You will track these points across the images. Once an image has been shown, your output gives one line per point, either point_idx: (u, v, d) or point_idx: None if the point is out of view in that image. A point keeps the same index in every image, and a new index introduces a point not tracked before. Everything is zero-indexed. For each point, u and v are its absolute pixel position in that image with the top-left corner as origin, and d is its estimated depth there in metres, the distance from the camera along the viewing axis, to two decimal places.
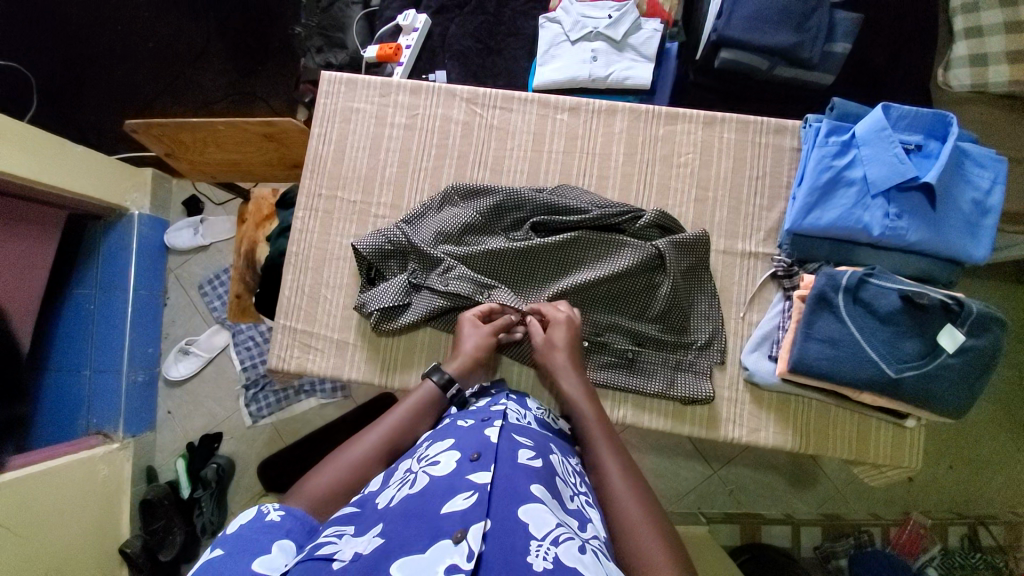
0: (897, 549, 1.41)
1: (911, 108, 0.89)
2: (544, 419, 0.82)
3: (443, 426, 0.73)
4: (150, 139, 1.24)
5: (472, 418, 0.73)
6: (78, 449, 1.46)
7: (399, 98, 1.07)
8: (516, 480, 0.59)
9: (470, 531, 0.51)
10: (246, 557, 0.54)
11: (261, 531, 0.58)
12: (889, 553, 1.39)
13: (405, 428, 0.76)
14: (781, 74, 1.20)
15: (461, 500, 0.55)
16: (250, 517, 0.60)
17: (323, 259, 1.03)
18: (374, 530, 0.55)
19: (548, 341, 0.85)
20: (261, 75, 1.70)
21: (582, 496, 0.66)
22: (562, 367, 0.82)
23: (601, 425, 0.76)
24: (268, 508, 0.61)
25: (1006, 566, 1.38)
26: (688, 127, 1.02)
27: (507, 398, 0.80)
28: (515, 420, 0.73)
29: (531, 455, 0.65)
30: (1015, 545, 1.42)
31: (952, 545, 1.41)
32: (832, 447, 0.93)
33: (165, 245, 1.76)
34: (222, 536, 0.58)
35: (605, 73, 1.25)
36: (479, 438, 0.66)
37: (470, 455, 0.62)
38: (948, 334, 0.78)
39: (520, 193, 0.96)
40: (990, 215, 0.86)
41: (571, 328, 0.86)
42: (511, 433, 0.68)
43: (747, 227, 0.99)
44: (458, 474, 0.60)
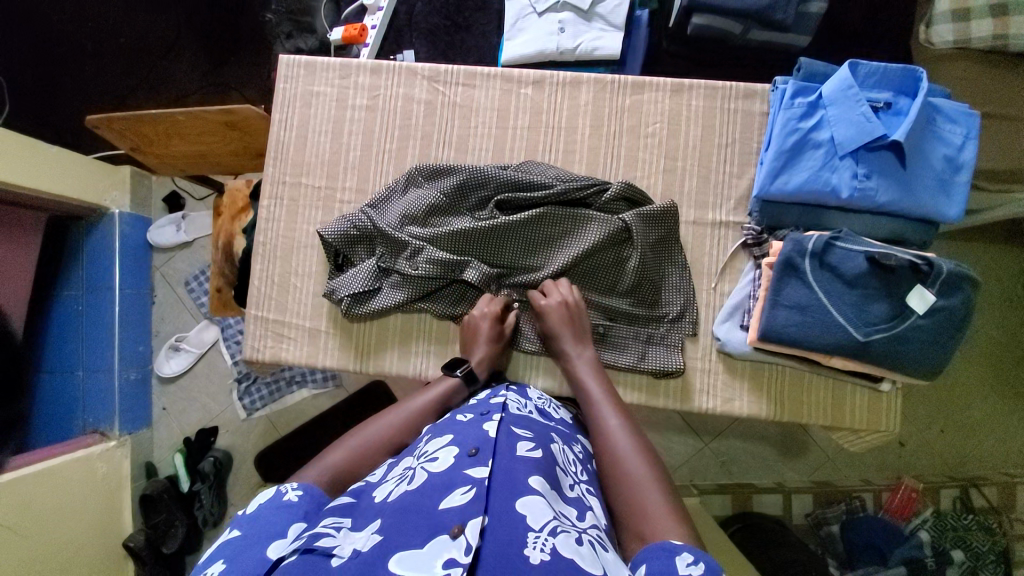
0: (891, 515, 1.40)
1: (880, 64, 0.86)
2: (544, 408, 0.81)
3: (442, 421, 0.72)
4: (114, 135, 1.23)
5: (471, 412, 0.73)
6: (75, 448, 1.47)
7: (360, 80, 1.05)
8: (516, 472, 0.59)
9: (468, 525, 0.52)
10: (262, 542, 0.56)
11: (278, 513, 0.59)
12: (881, 517, 1.40)
13: (416, 422, 0.76)
14: (756, 38, 1.16)
15: (459, 495, 0.55)
16: (269, 497, 0.61)
17: (290, 247, 1.02)
18: (372, 527, 0.54)
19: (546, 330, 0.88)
20: (231, 65, 1.66)
21: (583, 484, 0.66)
22: (570, 346, 0.85)
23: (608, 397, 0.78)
24: (286, 489, 0.63)
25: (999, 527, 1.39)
26: (656, 96, 1.00)
27: (507, 389, 0.80)
28: (515, 411, 0.73)
29: (531, 446, 0.65)
30: (1007, 507, 1.42)
31: (942, 508, 1.41)
32: (806, 414, 0.93)
33: (149, 242, 1.75)
34: (240, 516, 0.60)
35: (573, 44, 1.21)
36: (477, 432, 0.66)
37: (468, 450, 0.62)
38: (917, 295, 0.77)
39: (483, 171, 0.94)
40: (962, 171, 0.84)
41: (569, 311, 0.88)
42: (509, 425, 0.68)
43: (718, 197, 0.97)
44: (457, 470, 0.60)
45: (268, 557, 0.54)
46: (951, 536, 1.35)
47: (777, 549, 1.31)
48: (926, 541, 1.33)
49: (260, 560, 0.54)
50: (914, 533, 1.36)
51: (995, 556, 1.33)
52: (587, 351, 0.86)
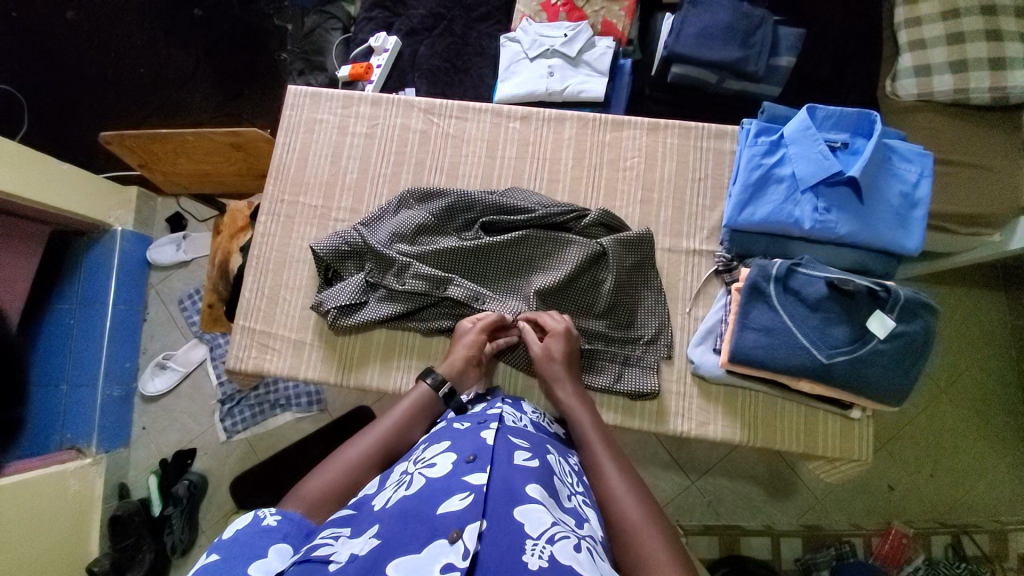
0: (880, 560, 1.35)
1: (837, 109, 0.94)
2: (539, 421, 0.81)
3: (439, 429, 0.73)
4: (124, 150, 1.31)
5: (468, 420, 0.73)
6: (49, 463, 1.45)
7: (361, 110, 1.13)
8: (513, 480, 0.60)
9: (466, 530, 0.51)
10: (242, 562, 0.55)
11: (258, 536, 0.59)
12: (870, 563, 1.34)
13: (405, 432, 0.78)
14: (730, 87, 1.26)
15: (457, 500, 0.55)
16: (247, 522, 0.61)
17: (283, 262, 1.06)
18: (370, 533, 0.55)
19: (547, 353, 0.86)
20: (243, 95, 1.76)
21: (579, 495, 0.66)
22: (559, 377, 0.85)
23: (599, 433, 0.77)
24: (264, 513, 0.62)
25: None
26: (634, 133, 1.07)
27: (501, 401, 0.81)
28: (511, 422, 0.73)
29: (527, 455, 0.66)
30: (1002, 556, 1.36)
31: (936, 557, 1.35)
32: (780, 439, 0.94)
33: (148, 260, 1.79)
34: (217, 542, 0.59)
35: (561, 87, 1.32)
36: (475, 440, 0.66)
37: (466, 457, 0.63)
38: (877, 319, 0.80)
39: (471, 195, 1.00)
40: (918, 207, 0.90)
41: (567, 339, 0.88)
42: (506, 435, 0.69)
43: (692, 227, 1.03)
44: (455, 476, 0.60)
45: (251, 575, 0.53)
46: None
47: None
48: None
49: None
50: None
51: None
52: (577, 385, 0.85)
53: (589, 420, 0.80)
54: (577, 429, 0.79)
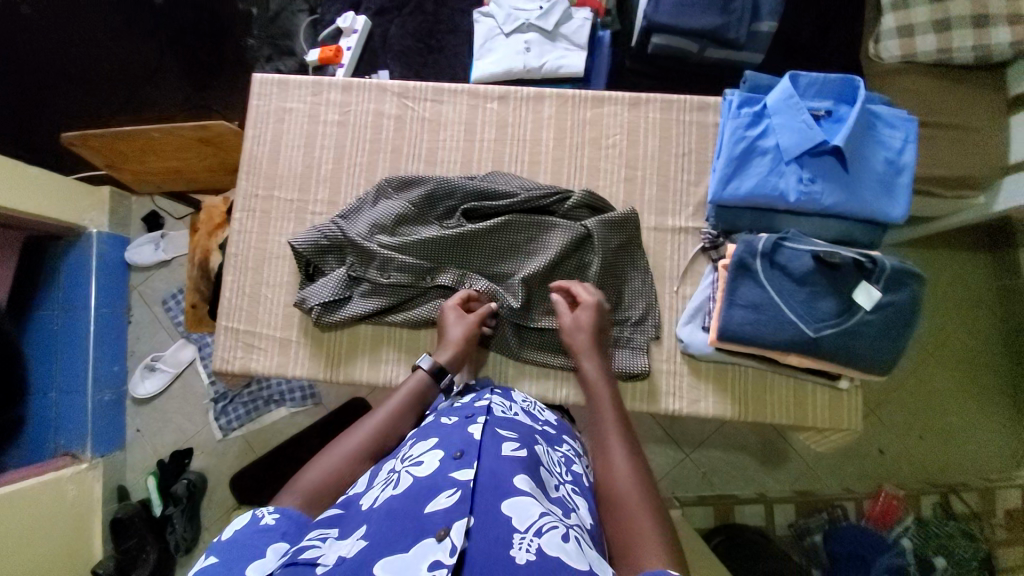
0: (873, 523, 1.37)
1: (820, 75, 0.92)
2: (528, 409, 0.81)
3: (427, 425, 0.72)
4: (89, 151, 1.25)
5: (455, 414, 0.73)
6: (44, 470, 1.42)
7: (332, 96, 1.08)
8: (502, 473, 0.60)
9: (453, 528, 0.51)
10: (238, 566, 0.55)
11: (254, 536, 0.58)
12: (861, 525, 1.36)
13: (401, 419, 0.78)
14: (712, 56, 1.22)
15: (444, 498, 0.55)
16: (244, 522, 0.60)
17: (262, 259, 1.03)
18: (358, 534, 0.54)
19: (576, 323, 0.88)
20: (208, 84, 1.63)
21: (568, 485, 0.67)
22: (586, 354, 0.85)
23: (615, 415, 0.77)
24: (262, 512, 0.62)
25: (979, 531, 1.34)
26: (615, 109, 1.04)
27: (491, 392, 0.80)
28: (500, 414, 0.73)
29: (515, 446, 0.66)
30: (987, 511, 1.38)
31: (925, 515, 1.38)
32: (770, 413, 0.95)
33: (127, 261, 1.73)
34: (216, 543, 0.59)
35: (539, 63, 1.28)
36: (462, 435, 0.66)
37: (453, 453, 0.62)
38: (863, 291, 0.80)
39: (450, 181, 0.97)
40: (903, 173, 0.89)
41: (596, 313, 0.88)
42: (494, 428, 0.68)
43: (677, 204, 1.01)
44: (442, 473, 0.60)
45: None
46: (933, 545, 1.30)
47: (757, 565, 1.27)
48: (908, 549, 1.29)
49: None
50: (897, 542, 1.31)
51: (978, 563, 1.29)
52: (602, 363, 0.86)
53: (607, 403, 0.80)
54: (596, 409, 0.80)
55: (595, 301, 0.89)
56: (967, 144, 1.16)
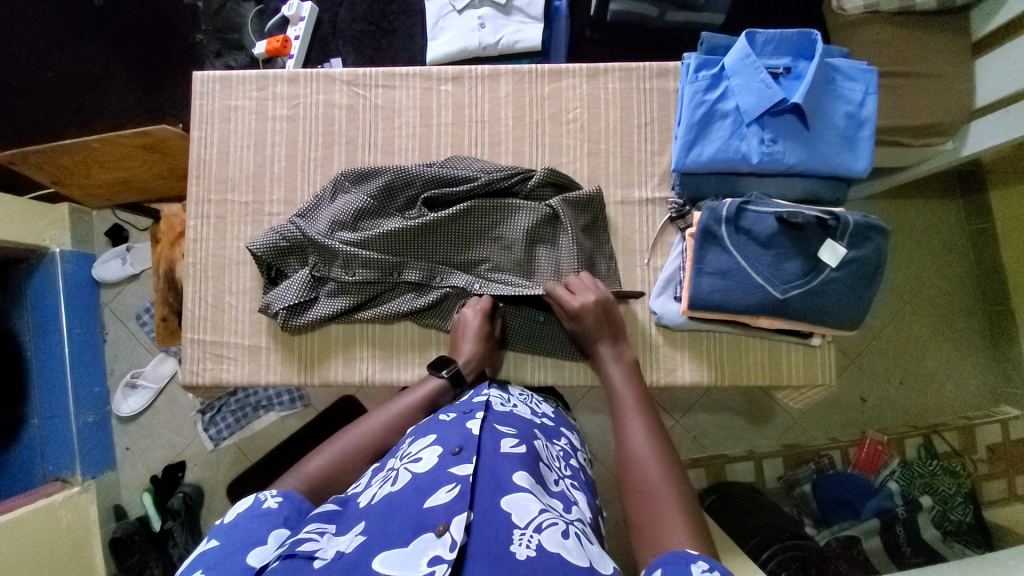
0: (858, 468, 1.41)
1: (776, 31, 0.89)
2: (527, 402, 0.82)
3: (424, 422, 0.71)
4: (31, 168, 1.21)
5: (454, 410, 0.71)
6: (34, 498, 1.38)
7: (277, 90, 1.04)
8: (501, 471, 0.59)
9: (453, 522, 0.50)
10: (240, 550, 0.54)
11: (256, 521, 0.57)
12: (849, 473, 1.40)
13: (408, 418, 0.76)
14: (672, 20, 1.17)
15: (443, 493, 0.54)
16: (247, 505, 0.60)
17: (222, 265, 1.00)
18: (357, 530, 0.53)
19: (580, 328, 0.85)
20: (159, 85, 1.52)
21: (566, 479, 0.67)
22: (603, 345, 0.84)
23: (636, 398, 0.77)
24: (265, 496, 0.61)
25: (963, 469, 1.39)
26: (573, 82, 1.01)
27: (488, 387, 0.80)
28: (499, 408, 0.73)
29: (515, 442, 0.65)
30: (970, 450, 1.43)
31: (909, 457, 1.42)
32: (746, 375, 0.96)
33: (94, 279, 1.63)
34: (217, 526, 0.58)
35: (495, 39, 1.23)
36: (461, 430, 0.65)
37: (452, 449, 0.61)
38: (828, 249, 0.79)
39: (408, 170, 0.94)
40: (865, 126, 0.88)
41: (597, 308, 0.84)
42: (493, 424, 0.68)
43: (642, 174, 0.99)
44: (441, 469, 0.58)
45: (249, 565, 0.52)
46: (919, 483, 1.36)
47: (750, 516, 1.28)
48: (896, 492, 1.34)
49: (240, 569, 0.52)
50: (884, 485, 1.36)
51: (961, 498, 1.35)
52: (621, 352, 0.84)
53: (624, 385, 0.79)
54: (615, 396, 0.79)
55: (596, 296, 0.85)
56: (936, 90, 1.14)
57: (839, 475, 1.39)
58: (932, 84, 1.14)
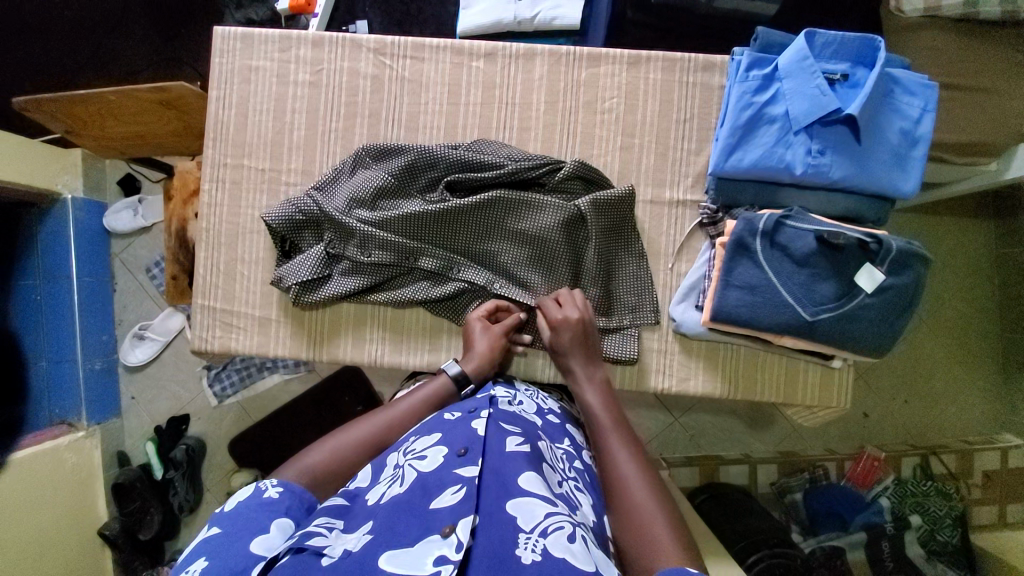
0: (852, 482, 1.41)
1: (838, 33, 0.83)
2: (536, 401, 0.81)
3: (430, 420, 0.69)
4: (47, 118, 1.18)
5: (458, 410, 0.69)
6: (39, 440, 1.39)
7: (301, 53, 0.99)
8: (506, 471, 0.58)
9: (459, 524, 0.50)
10: (243, 537, 0.54)
11: (258, 510, 0.57)
12: (844, 485, 1.40)
13: (413, 417, 0.74)
14: (722, 7, 1.12)
15: (449, 495, 0.53)
16: (248, 495, 0.60)
17: (235, 233, 0.98)
18: (364, 528, 0.52)
19: (554, 345, 0.82)
20: (178, 32, 1.47)
21: (571, 480, 0.65)
22: (572, 359, 0.81)
23: (608, 411, 0.75)
24: (266, 485, 0.61)
25: (957, 492, 1.38)
26: (612, 68, 0.96)
27: (493, 384, 0.79)
28: (504, 407, 0.71)
29: (520, 441, 0.63)
30: (965, 474, 1.41)
31: (904, 476, 1.42)
32: (759, 390, 0.94)
33: (105, 228, 1.61)
34: (218, 513, 0.58)
35: (531, 13, 1.16)
36: (466, 430, 0.63)
37: (457, 450, 0.60)
38: (866, 273, 0.76)
39: (432, 151, 0.90)
40: (919, 145, 0.82)
41: (576, 327, 0.82)
42: (499, 422, 0.66)
43: (675, 174, 0.95)
44: (446, 470, 0.57)
45: (252, 553, 0.52)
46: (911, 502, 1.35)
47: (741, 520, 1.29)
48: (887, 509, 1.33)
49: (243, 558, 0.52)
50: (876, 500, 1.36)
51: (951, 520, 1.33)
52: (590, 368, 0.81)
53: (600, 400, 0.77)
54: (588, 410, 0.76)
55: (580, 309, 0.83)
56: (997, 107, 1.07)
57: (833, 487, 1.39)
58: (992, 100, 1.07)
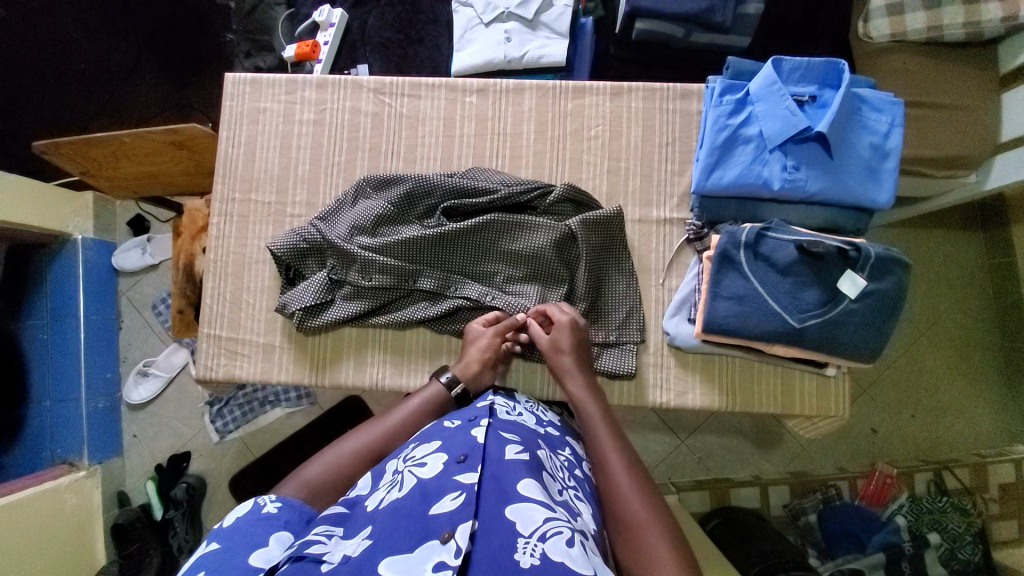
0: (866, 501, 1.38)
1: (803, 60, 0.90)
2: (533, 410, 0.82)
3: (429, 428, 0.71)
4: (63, 159, 1.25)
5: (458, 418, 0.71)
6: (40, 480, 1.39)
7: (306, 95, 1.06)
8: (506, 477, 0.59)
9: (458, 529, 0.51)
10: (241, 552, 0.55)
11: (257, 524, 0.59)
12: (857, 505, 1.36)
13: (409, 425, 0.76)
14: (698, 40, 1.17)
15: (449, 500, 0.54)
16: (246, 510, 0.61)
17: (241, 264, 1.02)
18: (363, 534, 0.54)
19: (555, 345, 0.84)
20: (190, 81, 1.56)
21: (571, 489, 0.66)
22: (569, 368, 0.82)
23: (604, 421, 0.75)
24: (264, 501, 0.62)
25: (974, 507, 1.35)
26: (596, 100, 1.02)
27: (494, 393, 0.81)
28: (503, 416, 0.73)
29: (519, 448, 0.64)
30: (981, 487, 1.39)
31: (918, 492, 1.38)
32: (757, 402, 0.94)
33: (114, 267, 1.66)
34: (216, 530, 0.59)
35: (520, 53, 1.25)
36: (466, 438, 0.65)
37: (457, 457, 0.61)
38: (848, 280, 0.79)
39: (429, 179, 0.96)
40: (890, 157, 0.87)
41: (574, 331, 0.85)
42: (497, 430, 0.68)
43: (661, 194, 1.00)
44: (446, 476, 0.58)
45: (252, 566, 0.53)
46: (927, 520, 1.32)
47: (753, 543, 1.25)
48: (904, 527, 1.30)
49: (243, 569, 0.53)
50: (891, 520, 1.32)
51: (971, 538, 1.30)
52: (587, 379, 0.81)
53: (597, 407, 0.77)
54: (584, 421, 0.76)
55: (565, 322, 0.85)
56: (964, 123, 1.13)
57: (846, 506, 1.36)
58: (959, 117, 1.13)
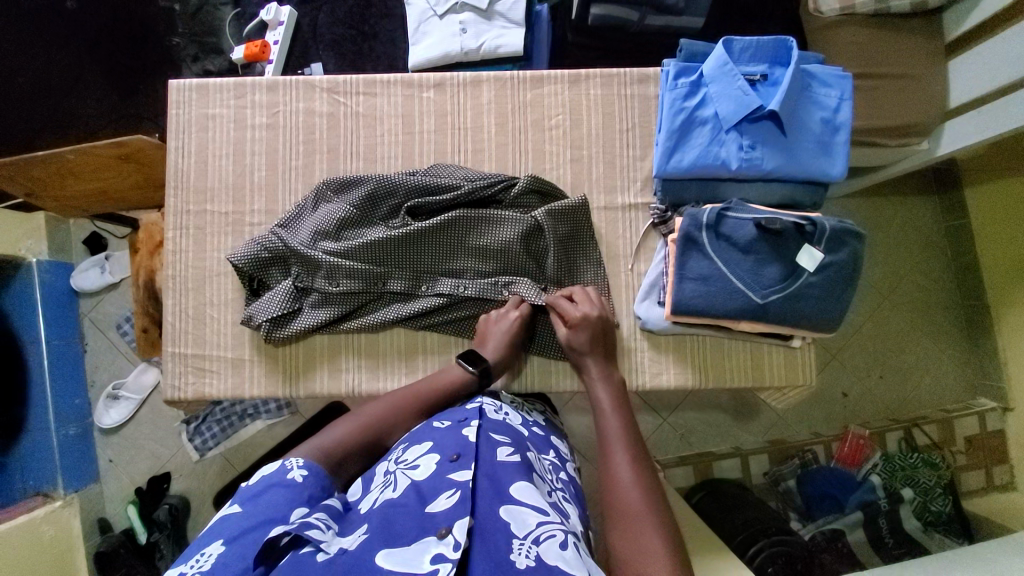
0: (841, 462, 1.42)
1: (753, 39, 0.91)
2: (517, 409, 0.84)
3: (419, 428, 0.70)
4: (3, 180, 1.19)
5: (448, 418, 0.69)
6: (13, 514, 1.33)
7: (256, 98, 1.02)
8: (500, 477, 0.59)
9: (455, 525, 0.51)
10: (257, 523, 0.54)
11: (282, 491, 0.58)
12: (833, 467, 1.41)
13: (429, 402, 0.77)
14: (652, 24, 1.17)
15: (444, 499, 0.54)
16: (273, 471, 0.61)
17: (202, 277, 0.99)
18: (359, 530, 0.53)
19: (571, 343, 0.86)
20: (134, 88, 1.48)
21: (559, 491, 0.67)
22: (594, 364, 0.84)
23: (617, 413, 0.77)
24: (292, 466, 0.62)
25: (942, 461, 1.42)
26: (554, 88, 1.02)
27: (483, 394, 0.79)
28: (492, 416, 0.71)
29: (510, 450, 0.64)
30: (948, 441, 1.46)
31: (891, 451, 1.44)
32: (729, 377, 0.97)
33: (73, 289, 1.58)
34: (245, 488, 0.59)
35: (476, 44, 1.23)
36: (457, 438, 0.64)
37: (450, 456, 0.60)
38: (806, 253, 0.81)
39: (390, 179, 0.94)
40: (841, 132, 0.89)
41: (593, 325, 0.86)
42: (488, 432, 0.66)
43: (625, 180, 1.00)
44: (439, 476, 0.58)
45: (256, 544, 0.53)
46: (900, 475, 1.38)
47: (737, 513, 1.29)
48: (878, 485, 1.36)
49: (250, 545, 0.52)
50: (866, 479, 1.38)
51: (941, 489, 1.39)
52: (611, 373, 0.84)
53: (610, 397, 0.80)
54: (600, 414, 0.78)
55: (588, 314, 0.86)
56: (912, 93, 1.16)
57: (823, 469, 1.41)
58: (908, 86, 1.16)
